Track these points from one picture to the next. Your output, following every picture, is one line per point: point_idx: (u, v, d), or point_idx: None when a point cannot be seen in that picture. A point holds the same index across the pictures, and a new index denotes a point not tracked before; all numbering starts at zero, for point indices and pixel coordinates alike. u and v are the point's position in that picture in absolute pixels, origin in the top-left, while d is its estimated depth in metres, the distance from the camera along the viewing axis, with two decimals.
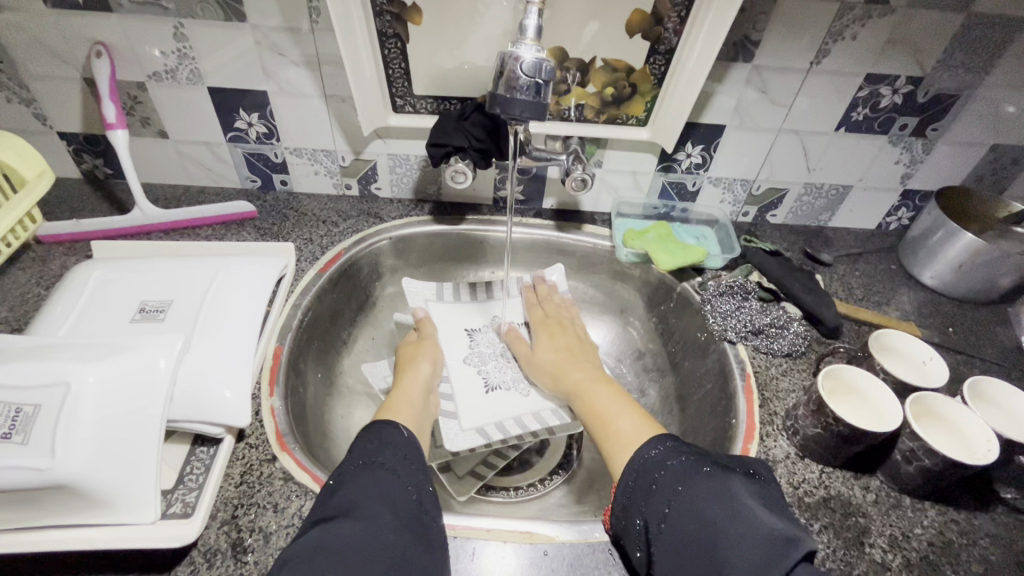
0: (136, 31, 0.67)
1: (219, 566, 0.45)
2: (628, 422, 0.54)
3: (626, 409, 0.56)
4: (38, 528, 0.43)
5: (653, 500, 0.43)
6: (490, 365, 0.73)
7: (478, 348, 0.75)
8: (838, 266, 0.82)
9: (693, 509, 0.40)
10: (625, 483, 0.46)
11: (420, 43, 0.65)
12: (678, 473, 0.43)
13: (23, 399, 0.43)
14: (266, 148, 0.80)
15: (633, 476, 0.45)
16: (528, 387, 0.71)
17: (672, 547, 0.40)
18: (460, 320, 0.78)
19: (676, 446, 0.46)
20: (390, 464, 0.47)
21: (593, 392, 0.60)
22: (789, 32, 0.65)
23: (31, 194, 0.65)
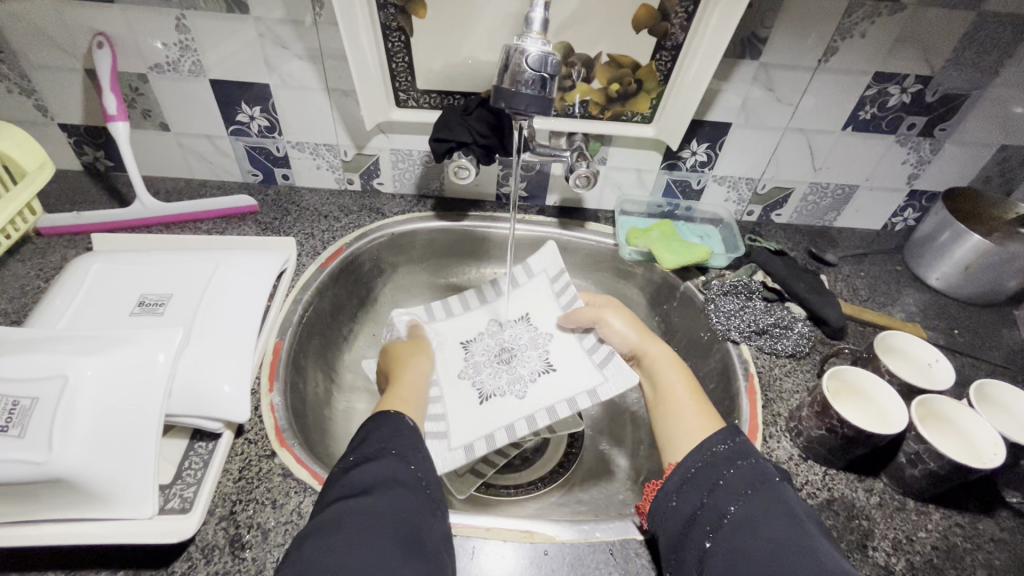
0: (139, 22, 0.66)
1: (217, 563, 0.44)
2: (690, 412, 0.53)
3: (694, 399, 0.55)
4: (34, 522, 0.43)
5: (718, 495, 0.43)
6: (484, 373, 0.69)
7: (472, 359, 0.71)
8: (843, 267, 0.81)
9: (763, 514, 0.41)
10: (688, 466, 0.46)
11: (423, 37, 0.64)
12: (752, 476, 0.44)
13: (19, 392, 0.42)
14: (268, 141, 0.79)
15: (697, 464, 0.46)
16: (525, 390, 0.67)
17: (732, 540, 0.40)
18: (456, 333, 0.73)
19: (737, 446, 0.46)
20: (397, 446, 0.46)
21: (663, 381, 0.58)
22: (797, 29, 0.64)
23: (28, 187, 0.64)
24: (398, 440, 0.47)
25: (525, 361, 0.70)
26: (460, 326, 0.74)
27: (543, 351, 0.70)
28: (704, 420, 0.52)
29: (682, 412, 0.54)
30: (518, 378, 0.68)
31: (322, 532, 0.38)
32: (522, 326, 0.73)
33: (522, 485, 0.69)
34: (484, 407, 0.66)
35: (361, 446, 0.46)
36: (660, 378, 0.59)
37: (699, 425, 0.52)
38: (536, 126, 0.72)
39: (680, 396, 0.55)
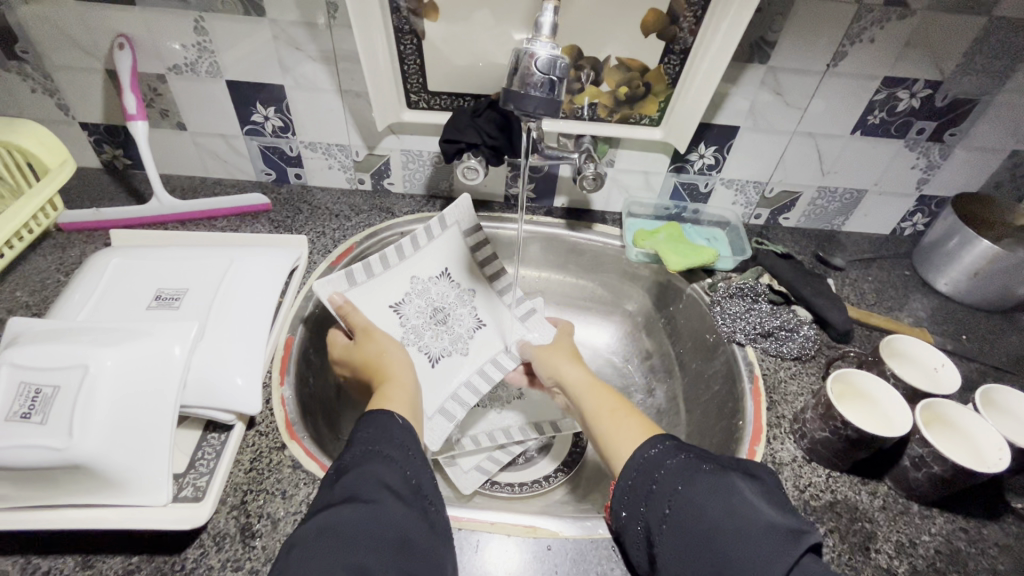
0: (159, 24, 0.68)
1: (228, 550, 0.46)
2: (624, 423, 0.52)
3: (623, 412, 0.54)
4: (53, 507, 0.44)
5: (654, 500, 0.43)
6: (427, 336, 0.72)
7: (408, 322, 0.72)
8: (850, 271, 0.81)
9: (696, 507, 0.40)
10: (626, 482, 0.45)
11: (435, 40, 0.65)
12: (678, 472, 0.43)
13: (42, 380, 0.44)
14: (282, 141, 0.81)
15: (632, 476, 0.45)
16: (466, 346, 0.73)
17: (676, 544, 0.40)
18: (382, 295, 0.71)
19: (665, 446, 0.46)
20: (389, 449, 0.46)
21: (594, 401, 0.58)
22: (806, 33, 0.65)
23: (49, 184, 0.65)
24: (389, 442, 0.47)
25: (458, 320, 0.74)
26: (387, 285, 0.72)
27: (473, 307, 0.75)
28: (631, 430, 0.50)
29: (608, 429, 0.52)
30: (457, 337, 0.73)
31: (315, 538, 0.37)
32: (445, 282, 0.75)
33: (527, 483, 0.70)
34: (437, 370, 0.71)
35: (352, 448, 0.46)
36: (583, 402, 0.59)
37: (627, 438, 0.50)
38: (545, 128, 0.73)
39: (605, 417, 0.54)
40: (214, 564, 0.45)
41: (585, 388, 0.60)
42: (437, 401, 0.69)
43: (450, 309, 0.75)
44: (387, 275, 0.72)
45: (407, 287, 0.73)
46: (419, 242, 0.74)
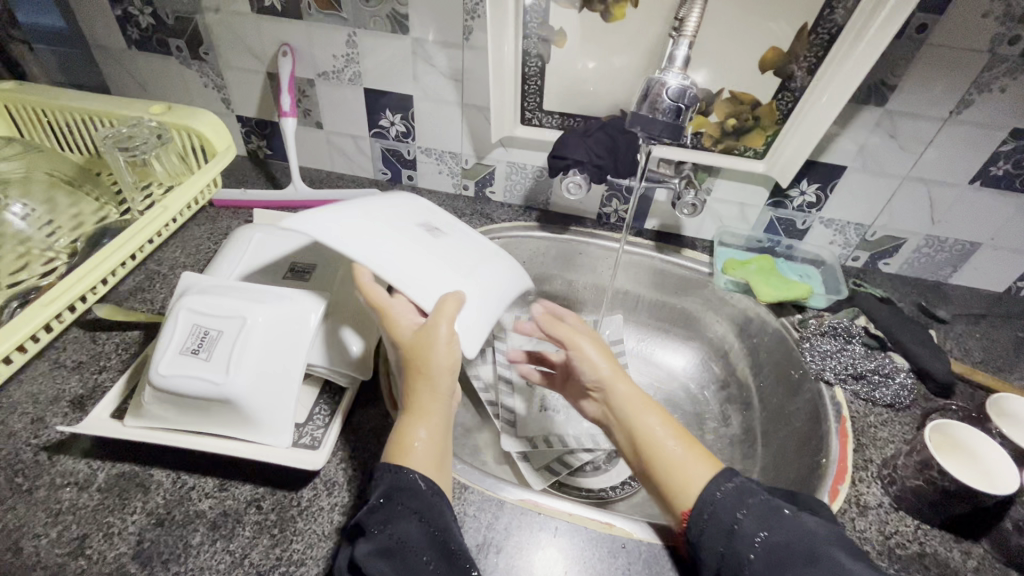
0: (317, 37, 0.79)
1: (336, 496, 0.51)
2: (686, 452, 0.49)
3: (684, 438, 0.50)
4: (201, 433, 0.52)
5: (736, 544, 0.42)
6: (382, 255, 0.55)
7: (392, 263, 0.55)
8: (955, 325, 0.78)
9: (783, 554, 0.40)
10: (694, 514, 0.45)
11: (558, 63, 0.71)
12: (759, 516, 0.43)
13: (210, 324, 0.51)
14: (402, 145, 0.89)
15: (708, 510, 0.45)
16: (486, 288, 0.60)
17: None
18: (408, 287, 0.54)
19: (741, 484, 0.46)
20: (405, 531, 0.43)
21: (642, 424, 0.52)
22: (929, 79, 0.64)
23: (217, 163, 0.76)
24: (406, 526, 0.43)
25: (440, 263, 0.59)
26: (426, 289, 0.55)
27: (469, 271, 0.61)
28: (698, 459, 0.48)
29: (669, 452, 0.49)
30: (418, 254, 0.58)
31: None
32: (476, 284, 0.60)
33: (590, 490, 0.72)
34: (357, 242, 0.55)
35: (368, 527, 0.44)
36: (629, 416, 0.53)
37: (694, 469, 0.48)
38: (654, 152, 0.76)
39: (664, 440, 0.50)
40: (325, 506, 0.50)
41: (625, 396, 0.55)
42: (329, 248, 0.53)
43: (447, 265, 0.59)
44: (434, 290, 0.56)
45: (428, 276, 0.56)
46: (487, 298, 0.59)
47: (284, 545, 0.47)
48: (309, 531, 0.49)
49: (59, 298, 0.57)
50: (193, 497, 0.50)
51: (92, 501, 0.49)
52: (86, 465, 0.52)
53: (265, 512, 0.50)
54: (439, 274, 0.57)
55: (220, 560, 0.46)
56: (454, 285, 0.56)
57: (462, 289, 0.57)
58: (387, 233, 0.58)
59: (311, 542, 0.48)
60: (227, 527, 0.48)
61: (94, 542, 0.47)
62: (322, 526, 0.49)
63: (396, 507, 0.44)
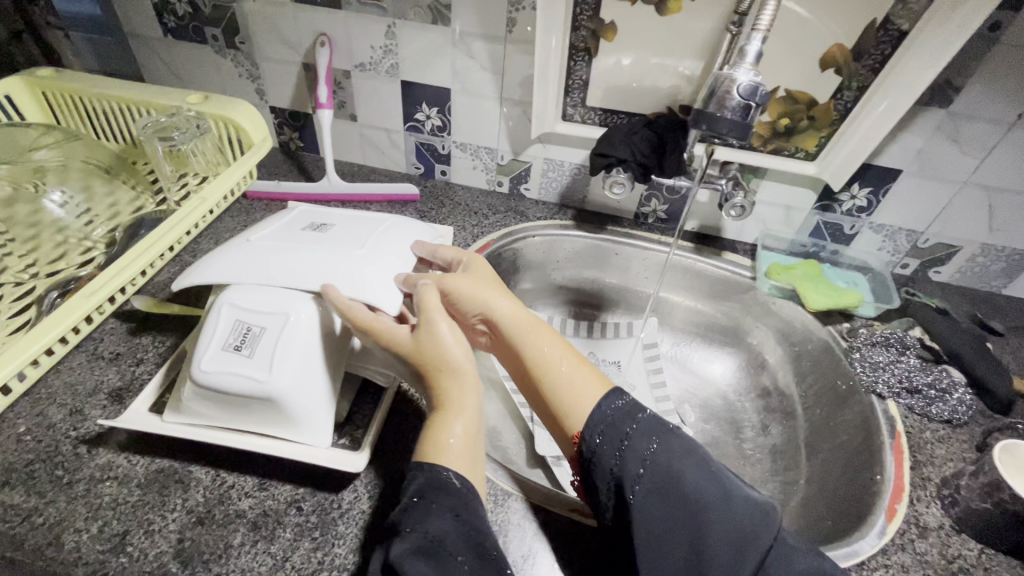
0: (356, 28, 0.77)
1: (378, 500, 0.50)
2: (579, 378, 0.50)
3: (574, 362, 0.52)
4: (243, 432, 0.51)
5: (628, 459, 0.44)
6: (272, 251, 0.55)
7: (278, 254, 0.55)
8: (1012, 338, 0.74)
9: (671, 461, 0.43)
10: (593, 438, 0.46)
11: (605, 58, 0.69)
12: (654, 427, 0.45)
13: (253, 320, 0.50)
14: (437, 139, 0.88)
15: (602, 432, 0.46)
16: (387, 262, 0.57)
17: (652, 504, 0.42)
18: (302, 274, 0.53)
19: (633, 404, 0.48)
20: (445, 527, 0.40)
21: (533, 351, 0.52)
22: (1000, 79, 0.61)
23: (255, 153, 0.75)
24: (442, 522, 0.40)
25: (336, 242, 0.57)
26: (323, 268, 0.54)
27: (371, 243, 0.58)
28: (590, 382, 0.50)
29: (565, 378, 0.50)
30: (309, 238, 0.57)
31: None
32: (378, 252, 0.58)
33: None
34: (250, 245, 0.56)
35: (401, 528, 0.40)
36: (524, 349, 0.53)
37: (588, 393, 0.49)
38: (720, 155, 0.73)
39: (557, 365, 0.51)
40: (367, 510, 0.49)
41: (520, 330, 0.54)
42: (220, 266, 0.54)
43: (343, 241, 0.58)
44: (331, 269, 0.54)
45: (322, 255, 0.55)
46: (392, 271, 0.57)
47: (326, 549, 0.46)
48: (351, 536, 0.47)
49: (101, 288, 0.56)
50: (233, 496, 0.49)
51: (131, 497, 0.48)
52: (125, 459, 0.51)
53: (306, 514, 0.48)
54: (333, 252, 0.55)
55: (261, 562, 0.45)
56: (349, 259, 0.55)
57: (358, 260, 0.55)
58: (266, 244, 0.56)
59: (354, 547, 0.47)
60: (268, 528, 0.47)
61: (134, 539, 0.46)
62: (365, 531, 0.48)
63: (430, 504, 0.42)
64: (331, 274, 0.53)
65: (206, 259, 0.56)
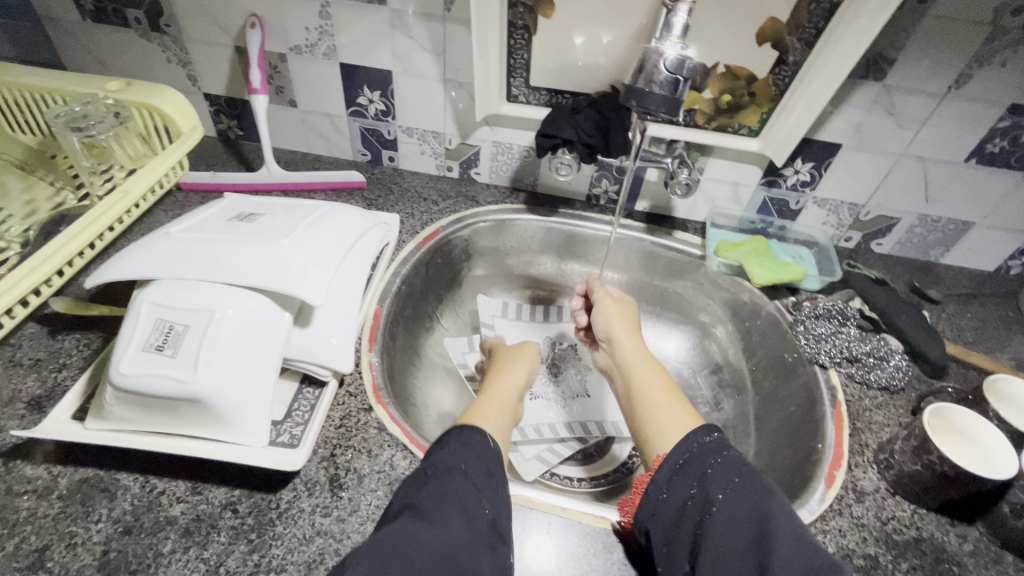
0: (288, 7, 0.73)
1: (317, 497, 0.49)
2: (672, 411, 0.52)
3: (671, 397, 0.55)
4: (171, 435, 0.49)
5: (706, 484, 0.43)
6: (195, 241, 0.54)
7: (202, 243, 0.54)
8: (947, 305, 0.77)
9: (744, 499, 0.40)
10: (675, 460, 0.46)
11: (545, 35, 0.68)
12: (733, 463, 0.43)
13: (176, 318, 0.48)
14: (382, 124, 0.85)
15: (686, 455, 0.46)
16: (319, 248, 0.57)
17: (721, 532, 0.40)
18: (226, 262, 0.52)
19: (721, 440, 0.46)
20: (469, 484, 0.43)
21: (643, 381, 0.58)
22: (930, 51, 0.62)
23: (183, 143, 0.71)
24: (473, 476, 0.44)
25: (264, 231, 0.57)
26: (248, 255, 0.53)
27: (300, 231, 0.58)
28: (683, 416, 0.52)
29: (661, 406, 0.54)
30: (237, 230, 0.56)
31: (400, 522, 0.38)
32: (310, 240, 0.57)
33: (582, 479, 0.70)
34: (173, 238, 0.55)
35: (433, 471, 0.44)
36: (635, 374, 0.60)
37: (679, 422, 0.51)
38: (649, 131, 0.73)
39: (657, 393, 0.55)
40: (306, 508, 0.48)
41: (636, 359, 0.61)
42: (141, 258, 0.53)
43: (271, 231, 0.57)
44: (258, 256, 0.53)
45: (247, 244, 0.54)
46: (326, 258, 0.56)
47: (263, 551, 0.45)
48: (290, 535, 0.46)
49: (32, 273, 0.53)
50: (164, 502, 0.47)
51: (52, 510, 0.46)
52: (45, 471, 0.48)
53: (241, 516, 0.47)
54: (258, 241, 0.54)
55: (193, 569, 0.43)
56: (274, 247, 0.54)
57: (284, 247, 0.54)
58: (186, 235, 0.55)
59: (292, 546, 0.45)
60: (201, 533, 0.45)
61: (55, 554, 0.43)
62: (304, 529, 0.46)
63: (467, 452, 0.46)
64: (252, 261, 0.52)
65: (123, 255, 0.54)
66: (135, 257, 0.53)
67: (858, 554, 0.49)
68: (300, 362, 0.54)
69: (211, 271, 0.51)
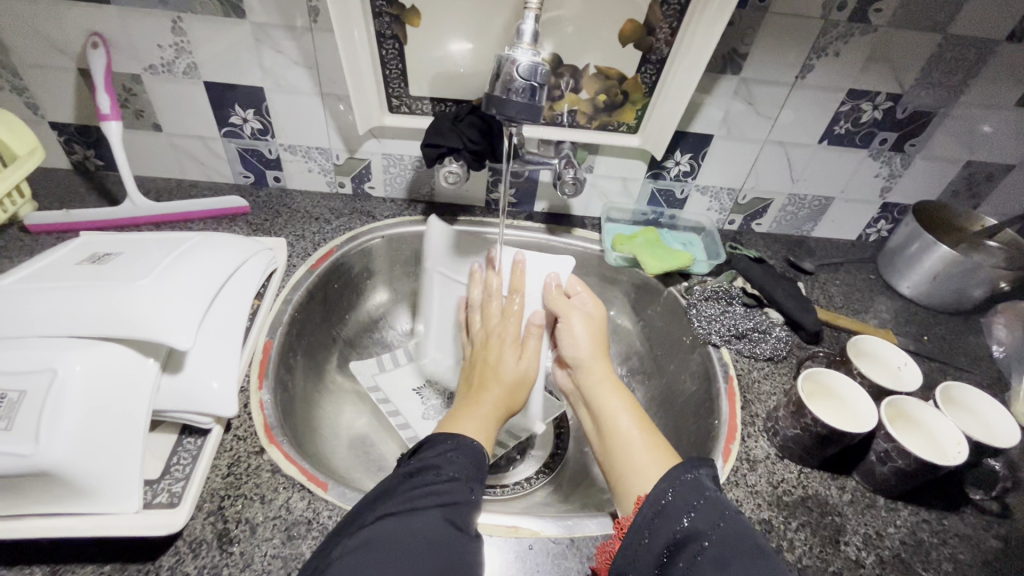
0: (135, 24, 0.67)
1: (205, 557, 0.45)
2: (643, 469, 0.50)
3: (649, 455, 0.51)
4: (18, 517, 0.43)
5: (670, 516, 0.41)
6: (33, 294, 0.47)
7: (39, 295, 0.47)
8: (819, 275, 0.84)
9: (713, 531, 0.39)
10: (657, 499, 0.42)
11: (418, 44, 0.66)
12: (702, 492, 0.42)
13: (8, 384, 0.42)
14: (262, 144, 0.80)
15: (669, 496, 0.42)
16: (190, 283, 0.52)
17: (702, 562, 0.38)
18: (73, 315, 0.46)
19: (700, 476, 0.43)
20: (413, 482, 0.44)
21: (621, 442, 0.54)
22: (777, 46, 0.67)
23: (22, 165, 0.66)
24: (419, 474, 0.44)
25: (121, 273, 0.51)
26: (99, 301, 0.47)
27: (163, 267, 0.52)
28: (659, 454, 0.51)
29: (632, 441, 0.53)
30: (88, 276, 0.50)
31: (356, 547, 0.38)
32: (175, 275, 0.52)
33: (512, 483, 0.69)
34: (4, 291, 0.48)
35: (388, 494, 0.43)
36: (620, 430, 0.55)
37: (652, 462, 0.50)
38: (525, 134, 0.75)
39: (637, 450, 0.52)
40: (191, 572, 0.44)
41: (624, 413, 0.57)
42: None
43: (128, 271, 0.51)
44: (112, 302, 0.47)
45: (99, 290, 0.48)
46: (197, 292, 0.51)
47: None
48: None
49: None
50: None
51: None
52: None
53: None
54: (110, 287, 0.48)
55: None
56: (134, 289, 0.48)
57: (145, 287, 0.49)
58: (22, 287, 0.48)
59: None
60: None
61: None
62: None
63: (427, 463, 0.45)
64: (102, 308, 0.47)
65: None
66: None
67: (754, 520, 0.52)
68: (173, 411, 0.49)
69: (59, 327, 0.46)
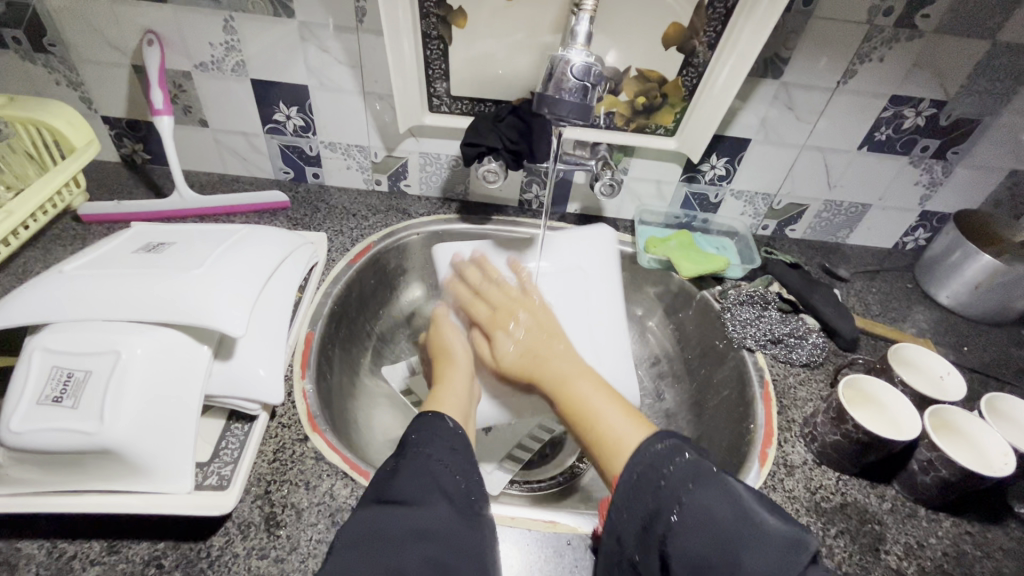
0: (189, 23, 0.69)
1: (253, 538, 0.46)
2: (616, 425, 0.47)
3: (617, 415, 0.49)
4: (81, 492, 0.45)
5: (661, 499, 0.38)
6: (93, 278, 0.49)
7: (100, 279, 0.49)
8: (855, 282, 0.83)
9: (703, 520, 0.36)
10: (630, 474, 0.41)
11: (461, 45, 0.67)
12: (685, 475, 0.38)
13: (75, 364, 0.44)
14: (303, 141, 0.82)
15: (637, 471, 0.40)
16: (237, 274, 0.53)
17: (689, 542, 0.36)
18: (133, 300, 0.48)
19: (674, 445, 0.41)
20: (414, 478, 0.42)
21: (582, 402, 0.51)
22: (820, 50, 0.67)
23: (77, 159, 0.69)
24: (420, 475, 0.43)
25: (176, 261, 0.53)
26: (156, 288, 0.49)
27: (214, 258, 0.54)
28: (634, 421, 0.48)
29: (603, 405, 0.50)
30: (145, 262, 0.53)
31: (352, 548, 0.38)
32: (226, 265, 0.53)
33: (544, 480, 0.70)
34: (67, 275, 0.50)
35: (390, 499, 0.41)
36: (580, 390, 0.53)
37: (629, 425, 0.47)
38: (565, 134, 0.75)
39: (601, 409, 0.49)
40: (239, 552, 0.45)
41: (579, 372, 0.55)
42: (29, 298, 0.47)
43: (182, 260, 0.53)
44: (168, 288, 0.49)
45: (155, 276, 0.50)
46: (246, 282, 0.53)
47: None
48: None
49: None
50: (76, 567, 0.43)
51: None
52: None
53: (166, 571, 0.44)
54: (164, 275, 0.50)
55: None
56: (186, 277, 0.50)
57: (197, 276, 0.50)
58: (84, 272, 0.51)
59: None
60: None
61: None
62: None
63: (429, 460, 0.44)
64: (159, 293, 0.48)
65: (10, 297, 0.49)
66: (21, 301, 0.47)
67: None
68: (222, 395, 0.51)
69: (120, 310, 0.47)
